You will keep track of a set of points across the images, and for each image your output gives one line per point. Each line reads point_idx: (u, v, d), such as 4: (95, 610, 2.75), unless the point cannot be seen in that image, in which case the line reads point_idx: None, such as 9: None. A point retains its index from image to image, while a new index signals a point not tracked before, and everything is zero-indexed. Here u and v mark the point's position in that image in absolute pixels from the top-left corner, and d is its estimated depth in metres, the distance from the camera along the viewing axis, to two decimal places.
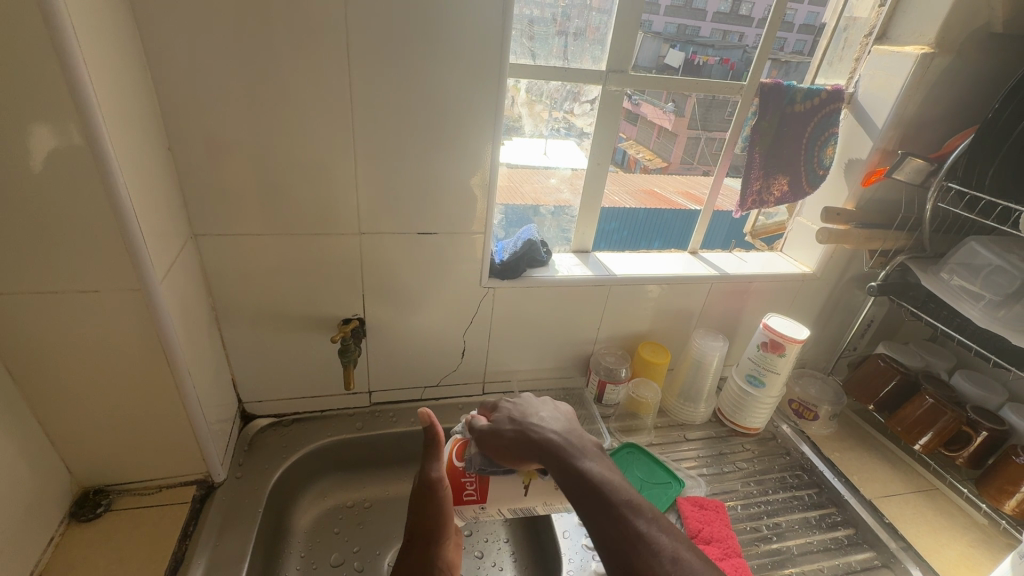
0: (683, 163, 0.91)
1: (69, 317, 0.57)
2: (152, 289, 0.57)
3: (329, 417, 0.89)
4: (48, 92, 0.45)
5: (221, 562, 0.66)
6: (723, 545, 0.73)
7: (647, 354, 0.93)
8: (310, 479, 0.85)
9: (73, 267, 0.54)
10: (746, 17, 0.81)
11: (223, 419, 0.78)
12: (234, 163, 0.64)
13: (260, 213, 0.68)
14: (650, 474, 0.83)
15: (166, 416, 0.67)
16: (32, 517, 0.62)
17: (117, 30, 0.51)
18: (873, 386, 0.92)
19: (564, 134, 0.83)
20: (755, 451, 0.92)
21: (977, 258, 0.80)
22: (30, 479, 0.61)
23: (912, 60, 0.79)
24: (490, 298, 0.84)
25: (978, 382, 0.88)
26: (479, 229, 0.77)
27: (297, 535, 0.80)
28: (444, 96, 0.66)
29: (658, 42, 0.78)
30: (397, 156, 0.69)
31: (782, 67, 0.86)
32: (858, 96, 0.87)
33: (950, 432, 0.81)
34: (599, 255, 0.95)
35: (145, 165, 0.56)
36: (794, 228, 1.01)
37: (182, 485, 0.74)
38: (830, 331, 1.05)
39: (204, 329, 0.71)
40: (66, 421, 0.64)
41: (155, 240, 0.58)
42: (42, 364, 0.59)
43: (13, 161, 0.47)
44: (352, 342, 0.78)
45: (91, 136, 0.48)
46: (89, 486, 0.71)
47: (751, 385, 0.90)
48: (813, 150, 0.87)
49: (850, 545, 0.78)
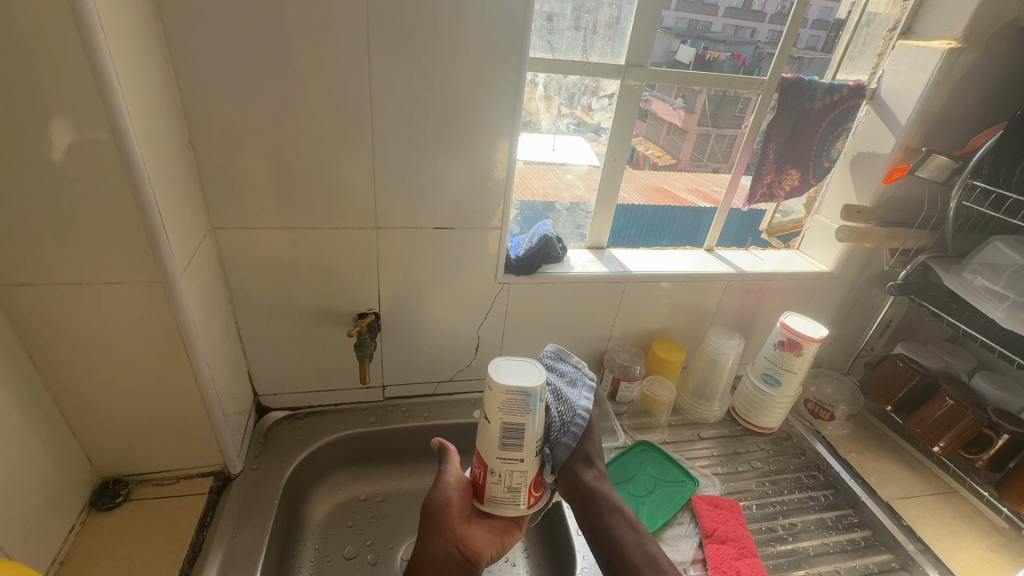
0: (693, 161, 0.89)
1: (91, 309, 0.57)
2: (173, 282, 0.57)
3: (343, 411, 0.90)
4: (73, 84, 0.45)
5: (238, 554, 0.66)
6: (739, 545, 0.72)
7: (661, 352, 0.92)
8: (324, 472, 0.85)
9: (98, 259, 0.54)
10: (758, 13, 0.79)
11: (240, 411, 0.78)
12: (253, 156, 0.64)
13: (277, 207, 0.69)
14: (665, 472, 0.83)
15: (184, 409, 0.67)
16: (54, 506, 0.62)
17: (140, 24, 0.51)
18: (891, 386, 0.91)
19: (575, 130, 0.82)
20: (770, 451, 0.91)
21: (1000, 257, 0.78)
22: (53, 468, 0.62)
23: (938, 55, 0.77)
24: (505, 294, 0.84)
25: (1000, 384, 0.86)
26: (495, 224, 0.77)
27: (311, 527, 0.80)
28: (464, 90, 0.66)
29: (670, 37, 0.77)
30: (415, 150, 0.68)
31: (795, 64, 0.84)
32: (880, 92, 0.85)
33: (970, 434, 0.80)
34: (613, 252, 0.95)
35: (166, 158, 0.56)
36: (811, 227, 0.99)
37: (198, 476, 0.75)
38: (847, 330, 1.04)
39: (222, 323, 0.71)
40: (87, 412, 0.65)
41: (176, 233, 0.58)
42: (64, 355, 0.60)
43: (41, 153, 0.47)
44: (368, 337, 0.78)
45: (115, 128, 0.48)
46: (108, 476, 0.72)
47: (767, 384, 0.89)
48: (823, 143, 0.88)
49: (867, 547, 0.77)
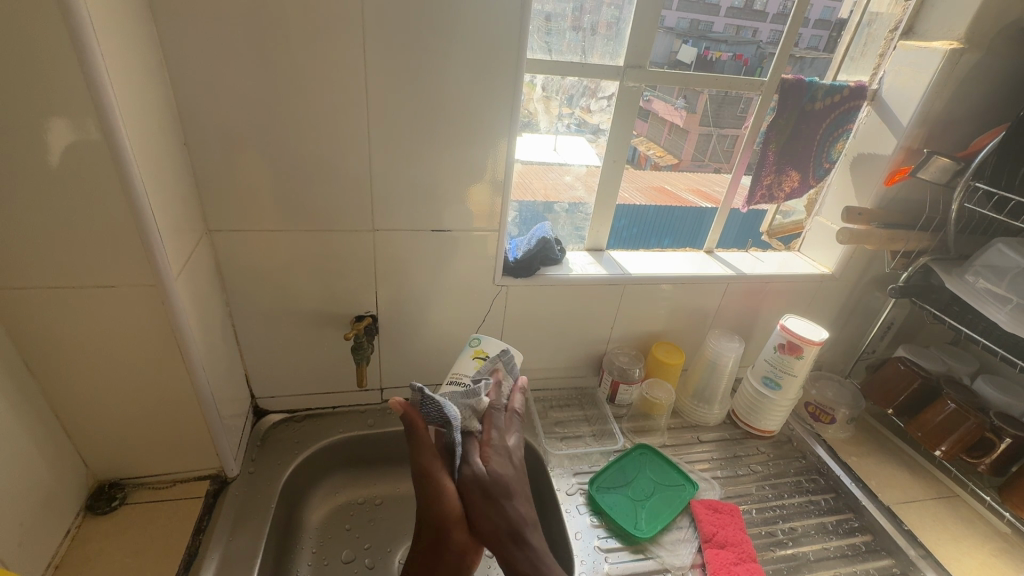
0: (694, 161, 0.88)
1: (86, 313, 0.57)
2: (168, 285, 0.57)
3: (341, 413, 0.89)
4: (66, 87, 0.45)
5: (234, 558, 0.66)
6: (738, 549, 0.72)
7: (661, 354, 0.92)
8: (321, 475, 0.85)
9: (92, 263, 0.54)
10: (761, 12, 0.79)
11: (237, 414, 0.78)
12: (249, 158, 0.64)
13: (274, 209, 0.68)
14: (664, 475, 0.83)
15: (180, 412, 0.67)
16: (50, 510, 0.62)
17: (134, 26, 0.51)
18: (892, 389, 0.90)
19: (576, 131, 0.82)
20: (771, 454, 0.91)
21: (1003, 260, 0.78)
22: (48, 472, 0.62)
23: (940, 55, 0.76)
24: (503, 297, 0.84)
25: (1002, 387, 0.86)
26: (493, 226, 0.77)
27: (309, 531, 0.80)
28: (460, 93, 0.66)
29: (671, 37, 0.77)
30: (412, 152, 0.68)
31: (797, 64, 0.83)
32: (882, 93, 0.85)
33: (972, 438, 0.79)
34: (613, 253, 0.94)
35: (161, 161, 0.56)
36: (812, 228, 0.99)
37: (195, 480, 0.74)
38: (848, 332, 1.04)
39: (219, 326, 0.71)
40: (82, 415, 0.64)
41: (171, 236, 0.57)
42: (59, 359, 0.59)
43: (33, 156, 0.47)
44: (365, 340, 0.77)
45: (108, 131, 0.47)
46: (104, 480, 0.72)
47: (767, 387, 0.89)
48: (823, 145, 0.87)
49: (868, 551, 0.76)
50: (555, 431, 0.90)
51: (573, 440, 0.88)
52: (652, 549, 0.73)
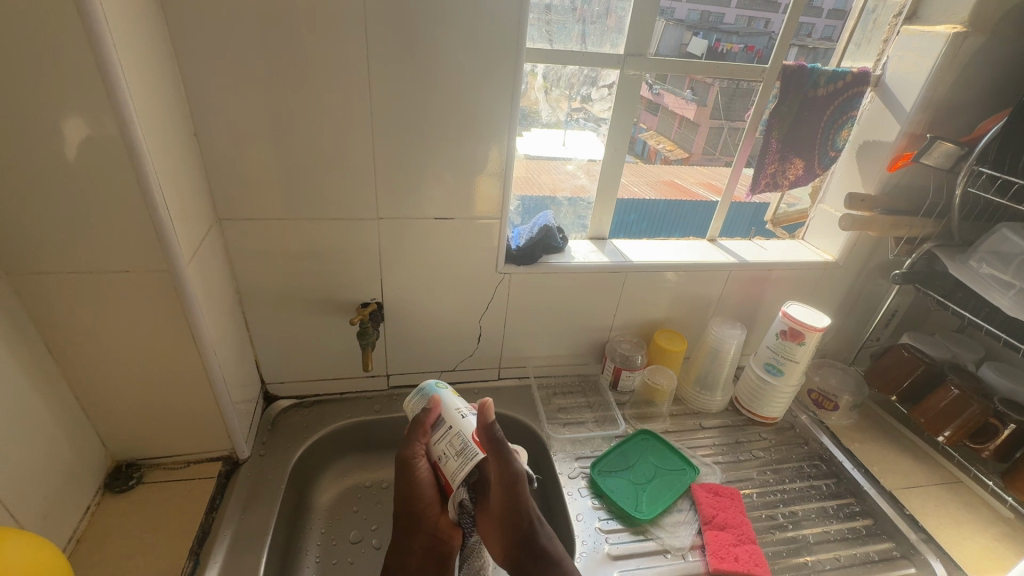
0: (705, 155, 0.89)
1: (103, 298, 0.60)
2: (179, 271, 0.59)
3: (348, 400, 0.91)
4: (80, 79, 0.47)
5: (246, 535, 0.69)
6: (737, 531, 0.73)
7: (663, 342, 0.93)
8: (329, 458, 0.87)
9: (105, 249, 0.56)
10: (774, 3, 0.78)
11: (247, 399, 0.80)
12: (257, 148, 0.66)
13: (281, 198, 0.70)
14: (665, 460, 0.84)
15: (193, 395, 0.69)
16: (70, 487, 0.65)
17: (144, 18, 0.53)
18: (896, 376, 0.90)
19: (583, 124, 0.83)
20: (773, 440, 0.91)
21: (1007, 245, 0.77)
22: (68, 450, 0.65)
23: (943, 40, 0.76)
24: (506, 285, 0.85)
25: (1008, 373, 0.85)
26: (494, 214, 0.78)
27: (318, 512, 0.82)
28: (462, 81, 0.67)
29: (681, 29, 0.78)
30: (414, 140, 0.69)
31: (810, 54, 0.84)
32: (885, 78, 0.84)
33: (975, 424, 0.79)
34: (615, 243, 0.95)
35: (172, 150, 0.58)
36: (815, 216, 0.99)
37: (208, 461, 0.77)
38: (853, 320, 1.03)
39: (228, 311, 0.73)
40: (100, 397, 0.67)
41: (182, 223, 0.59)
42: (76, 342, 0.62)
43: (50, 147, 0.49)
44: (369, 326, 0.79)
45: (120, 122, 0.49)
46: (122, 460, 0.74)
47: (769, 374, 0.89)
48: (828, 133, 0.87)
49: (868, 535, 0.77)
50: (558, 417, 0.91)
51: (575, 426, 0.90)
52: (652, 531, 0.74)
